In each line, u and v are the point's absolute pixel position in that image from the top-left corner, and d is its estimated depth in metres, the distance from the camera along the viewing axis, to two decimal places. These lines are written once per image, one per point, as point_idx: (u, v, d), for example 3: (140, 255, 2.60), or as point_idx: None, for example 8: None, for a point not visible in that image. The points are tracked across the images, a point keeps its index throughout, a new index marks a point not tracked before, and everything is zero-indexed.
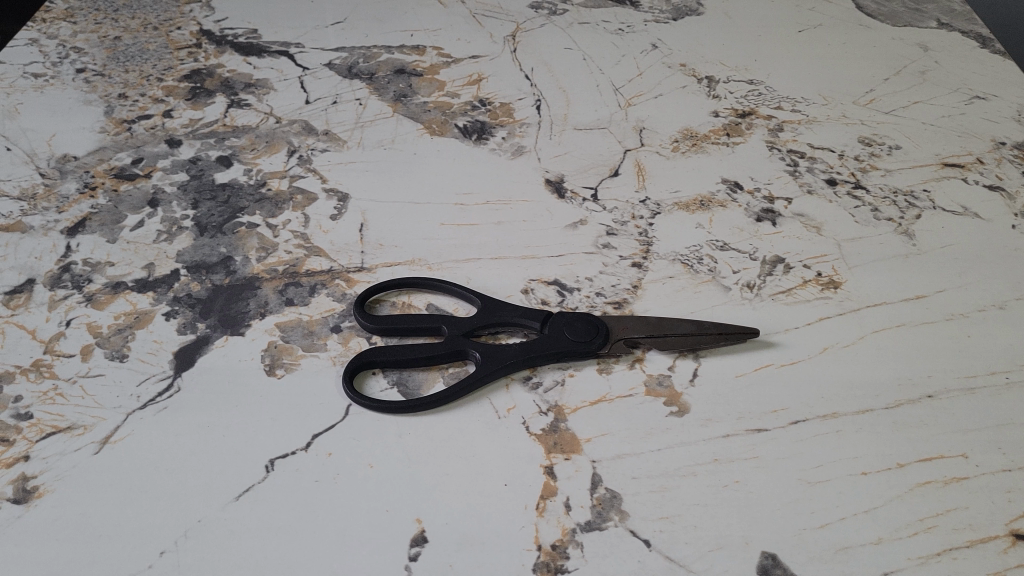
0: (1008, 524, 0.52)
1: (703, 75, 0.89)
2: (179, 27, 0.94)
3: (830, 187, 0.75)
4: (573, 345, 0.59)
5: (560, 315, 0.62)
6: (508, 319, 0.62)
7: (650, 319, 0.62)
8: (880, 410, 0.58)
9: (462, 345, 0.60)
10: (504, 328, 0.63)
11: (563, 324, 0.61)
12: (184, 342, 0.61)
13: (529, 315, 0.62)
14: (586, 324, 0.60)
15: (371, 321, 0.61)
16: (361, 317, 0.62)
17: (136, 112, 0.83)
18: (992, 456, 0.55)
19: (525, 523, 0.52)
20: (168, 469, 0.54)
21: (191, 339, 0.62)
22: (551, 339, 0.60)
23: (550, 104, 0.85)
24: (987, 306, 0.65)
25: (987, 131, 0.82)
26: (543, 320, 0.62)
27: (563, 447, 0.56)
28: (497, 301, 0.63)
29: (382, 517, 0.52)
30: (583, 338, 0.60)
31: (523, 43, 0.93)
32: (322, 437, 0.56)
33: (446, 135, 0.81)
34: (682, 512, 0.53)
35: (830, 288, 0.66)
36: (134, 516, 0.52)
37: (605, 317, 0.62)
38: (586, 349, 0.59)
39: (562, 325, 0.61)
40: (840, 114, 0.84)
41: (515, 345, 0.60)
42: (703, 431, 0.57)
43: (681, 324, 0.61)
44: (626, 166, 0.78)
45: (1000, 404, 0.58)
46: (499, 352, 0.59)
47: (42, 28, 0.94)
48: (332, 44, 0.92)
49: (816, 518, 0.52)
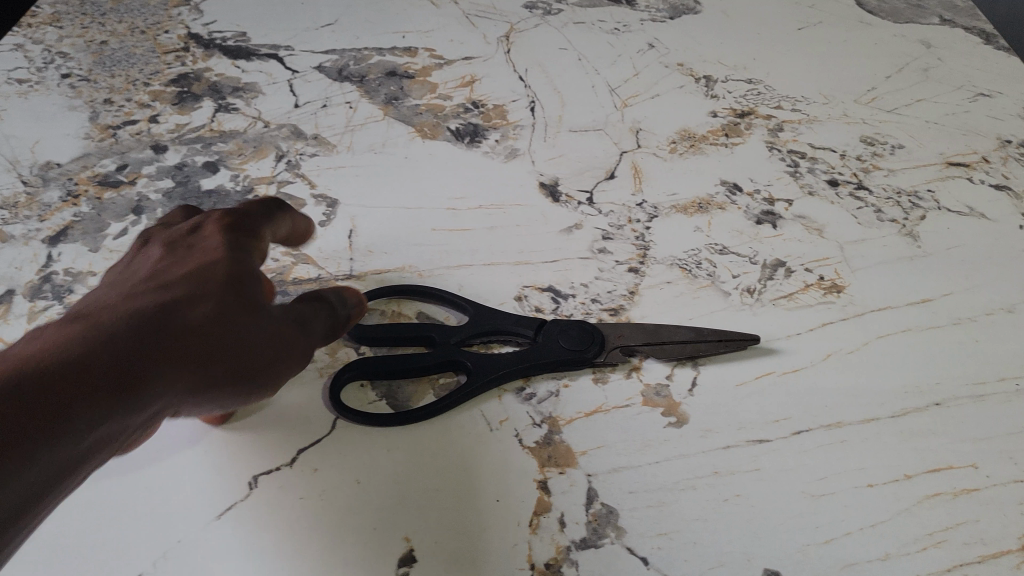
0: (1020, 538, 0.50)
1: (701, 74, 0.87)
2: (167, 30, 0.93)
3: (832, 188, 0.74)
4: (568, 353, 0.58)
5: (554, 322, 0.60)
6: (501, 329, 0.61)
7: (647, 326, 0.60)
8: (886, 419, 0.56)
9: (455, 355, 0.58)
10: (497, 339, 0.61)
11: (558, 332, 0.59)
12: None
13: (523, 325, 0.61)
14: (579, 331, 0.59)
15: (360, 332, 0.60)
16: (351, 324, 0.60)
17: (122, 117, 0.81)
18: (1003, 467, 0.53)
19: (518, 541, 0.51)
20: (147, 486, 0.52)
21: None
22: (546, 348, 0.58)
23: (544, 106, 0.83)
24: (996, 310, 0.63)
25: (992, 129, 0.80)
26: (538, 329, 0.60)
27: (558, 461, 0.54)
28: (490, 310, 0.61)
29: (370, 535, 0.51)
30: (577, 346, 0.58)
31: (517, 43, 0.91)
32: (308, 452, 0.54)
33: (438, 138, 0.80)
34: (682, 527, 0.51)
35: (833, 292, 0.64)
36: (111, 536, 0.50)
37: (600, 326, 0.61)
38: (581, 358, 0.58)
39: (555, 333, 0.59)
40: (841, 114, 0.82)
41: (509, 354, 0.58)
42: (703, 443, 0.55)
43: (679, 331, 0.59)
44: (623, 169, 0.76)
45: (1011, 412, 0.56)
46: (493, 362, 0.57)
47: (28, 33, 0.92)
48: (323, 47, 0.91)
49: (821, 533, 0.50)
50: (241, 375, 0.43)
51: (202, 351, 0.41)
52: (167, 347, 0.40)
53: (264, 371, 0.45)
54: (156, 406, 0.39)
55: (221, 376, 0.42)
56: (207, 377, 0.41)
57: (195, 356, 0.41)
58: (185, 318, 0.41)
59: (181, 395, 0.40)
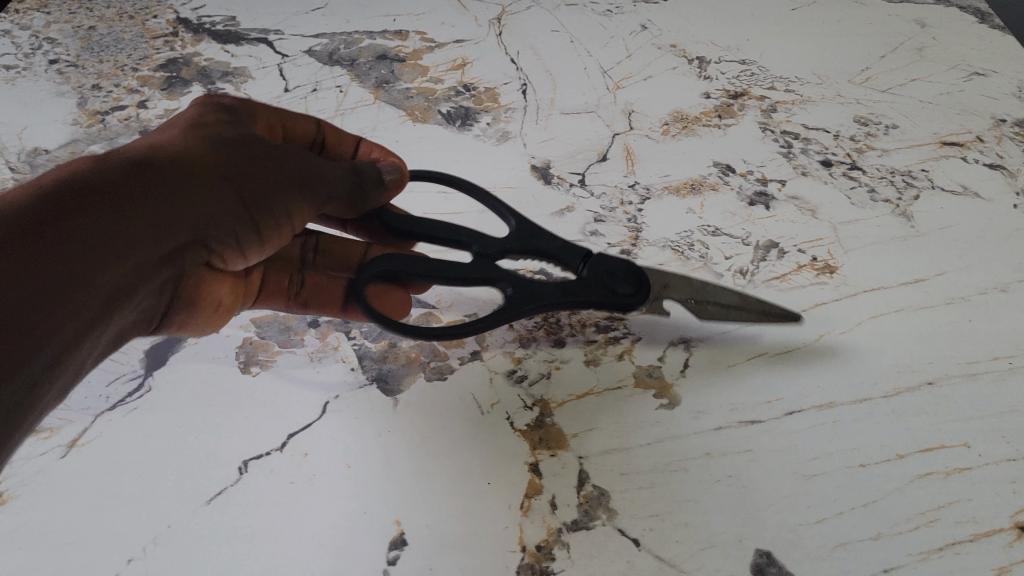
0: (1013, 516, 0.50)
1: (694, 56, 0.86)
2: (156, 15, 0.92)
3: (825, 169, 0.73)
4: (609, 296, 0.57)
5: (601, 259, 0.59)
6: (542, 251, 0.60)
7: (695, 283, 0.58)
8: (878, 399, 0.55)
9: (493, 273, 0.58)
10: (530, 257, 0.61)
11: (605, 266, 0.58)
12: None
13: (567, 253, 0.60)
14: (627, 275, 0.57)
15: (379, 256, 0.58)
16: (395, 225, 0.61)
17: (110, 103, 0.80)
18: (996, 445, 0.53)
19: (509, 523, 0.50)
20: (136, 473, 0.52)
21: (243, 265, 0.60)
22: (592, 283, 0.58)
23: (536, 88, 0.83)
24: (989, 288, 0.62)
25: (986, 108, 0.79)
26: (582, 261, 0.59)
27: (549, 443, 0.54)
28: (534, 228, 0.61)
29: (361, 519, 0.50)
30: (620, 292, 0.57)
31: (509, 26, 0.90)
32: (298, 436, 0.54)
33: (429, 122, 0.79)
34: (673, 509, 0.51)
35: (825, 272, 0.64)
36: (100, 521, 0.50)
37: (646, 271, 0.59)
38: (623, 303, 0.57)
39: (602, 271, 0.58)
40: (835, 94, 0.81)
41: (550, 283, 0.58)
42: (695, 424, 0.54)
43: (725, 293, 0.57)
44: (615, 151, 0.76)
45: (1004, 391, 0.56)
46: (535, 288, 0.57)
47: (15, 19, 0.91)
48: (313, 31, 0.90)
49: (813, 513, 0.50)
50: (273, 194, 0.52)
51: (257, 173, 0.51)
52: (184, 168, 0.48)
53: (292, 178, 0.53)
54: (176, 207, 0.47)
55: (238, 183, 0.50)
56: (222, 180, 0.50)
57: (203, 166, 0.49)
58: (199, 141, 0.51)
59: (201, 196, 0.48)
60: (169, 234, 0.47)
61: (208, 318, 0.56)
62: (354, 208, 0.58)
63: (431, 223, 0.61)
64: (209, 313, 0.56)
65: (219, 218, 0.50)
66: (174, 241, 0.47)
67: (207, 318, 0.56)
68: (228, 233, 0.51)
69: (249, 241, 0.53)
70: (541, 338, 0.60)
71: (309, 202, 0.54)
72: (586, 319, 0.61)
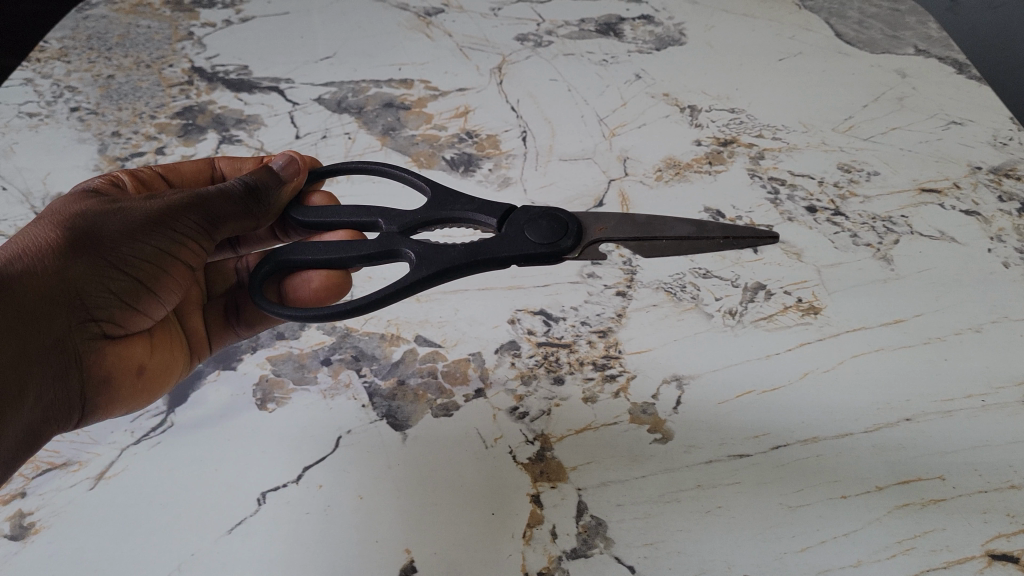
0: (984, 544, 0.53)
1: (686, 104, 0.90)
2: (172, 63, 0.96)
3: (809, 215, 0.77)
4: (535, 247, 0.59)
5: (522, 212, 0.61)
6: (460, 214, 0.62)
7: (639, 220, 0.61)
8: (860, 434, 0.59)
9: (396, 244, 0.59)
10: (452, 222, 0.63)
11: (525, 223, 0.60)
12: (178, 315, 0.65)
13: (484, 213, 0.62)
14: (548, 224, 0.60)
15: (271, 256, 0.59)
16: (302, 216, 0.63)
17: (129, 149, 0.85)
18: (969, 479, 0.56)
19: (512, 552, 0.54)
20: (161, 504, 0.56)
21: (187, 326, 0.65)
22: (512, 242, 0.60)
23: (535, 135, 0.87)
24: (963, 330, 0.66)
25: (963, 155, 0.82)
26: (504, 220, 0.61)
27: (549, 476, 0.57)
28: (449, 194, 0.63)
29: (371, 547, 0.54)
30: (546, 241, 0.59)
31: (509, 74, 0.94)
32: (312, 470, 0.58)
33: (433, 168, 0.84)
34: (666, 538, 0.54)
35: (810, 313, 0.67)
36: (128, 550, 0.54)
37: (581, 216, 0.62)
38: (549, 250, 0.59)
39: (523, 225, 0.60)
40: (819, 141, 0.85)
41: (459, 247, 0.59)
42: (686, 457, 0.58)
43: (678, 227, 0.60)
44: (611, 197, 0.80)
45: (976, 427, 0.59)
46: (438, 253, 0.58)
47: (37, 67, 0.96)
48: (321, 79, 0.94)
49: (797, 542, 0.53)
50: (144, 248, 0.55)
51: (121, 233, 0.54)
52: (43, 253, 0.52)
53: (151, 216, 0.55)
54: (40, 296, 0.51)
55: (98, 249, 0.54)
56: (78, 248, 0.53)
57: (58, 238, 0.53)
58: (55, 220, 0.54)
59: (61, 268, 0.52)
60: (36, 319, 0.51)
61: (136, 386, 0.58)
62: (247, 218, 0.59)
63: (333, 209, 0.62)
64: (134, 381, 0.58)
65: (85, 282, 0.53)
66: (45, 326, 0.52)
67: (134, 387, 0.58)
68: (102, 295, 0.54)
69: (134, 292, 0.56)
70: (541, 375, 0.63)
71: (181, 232, 0.56)
72: (584, 358, 0.64)
